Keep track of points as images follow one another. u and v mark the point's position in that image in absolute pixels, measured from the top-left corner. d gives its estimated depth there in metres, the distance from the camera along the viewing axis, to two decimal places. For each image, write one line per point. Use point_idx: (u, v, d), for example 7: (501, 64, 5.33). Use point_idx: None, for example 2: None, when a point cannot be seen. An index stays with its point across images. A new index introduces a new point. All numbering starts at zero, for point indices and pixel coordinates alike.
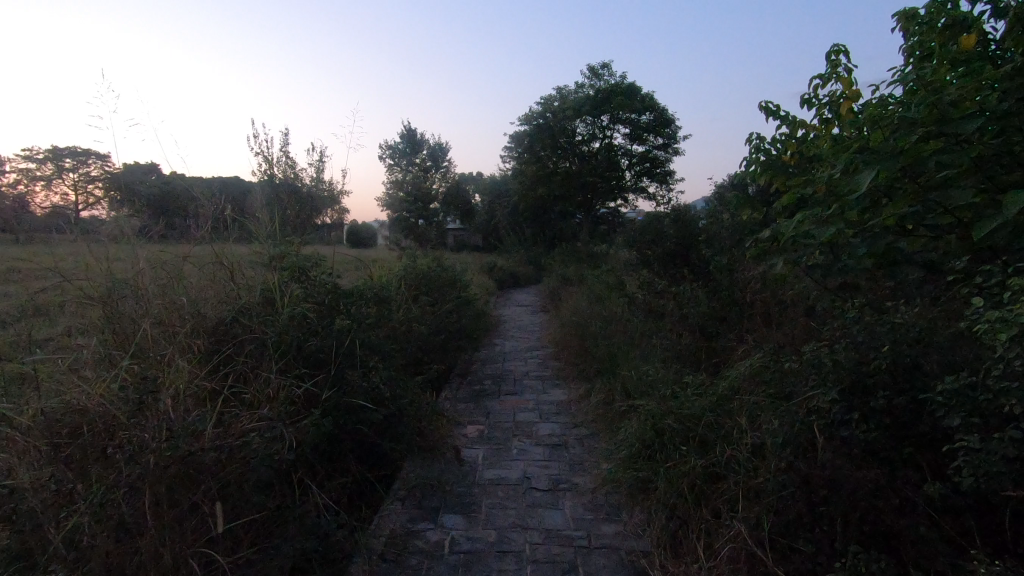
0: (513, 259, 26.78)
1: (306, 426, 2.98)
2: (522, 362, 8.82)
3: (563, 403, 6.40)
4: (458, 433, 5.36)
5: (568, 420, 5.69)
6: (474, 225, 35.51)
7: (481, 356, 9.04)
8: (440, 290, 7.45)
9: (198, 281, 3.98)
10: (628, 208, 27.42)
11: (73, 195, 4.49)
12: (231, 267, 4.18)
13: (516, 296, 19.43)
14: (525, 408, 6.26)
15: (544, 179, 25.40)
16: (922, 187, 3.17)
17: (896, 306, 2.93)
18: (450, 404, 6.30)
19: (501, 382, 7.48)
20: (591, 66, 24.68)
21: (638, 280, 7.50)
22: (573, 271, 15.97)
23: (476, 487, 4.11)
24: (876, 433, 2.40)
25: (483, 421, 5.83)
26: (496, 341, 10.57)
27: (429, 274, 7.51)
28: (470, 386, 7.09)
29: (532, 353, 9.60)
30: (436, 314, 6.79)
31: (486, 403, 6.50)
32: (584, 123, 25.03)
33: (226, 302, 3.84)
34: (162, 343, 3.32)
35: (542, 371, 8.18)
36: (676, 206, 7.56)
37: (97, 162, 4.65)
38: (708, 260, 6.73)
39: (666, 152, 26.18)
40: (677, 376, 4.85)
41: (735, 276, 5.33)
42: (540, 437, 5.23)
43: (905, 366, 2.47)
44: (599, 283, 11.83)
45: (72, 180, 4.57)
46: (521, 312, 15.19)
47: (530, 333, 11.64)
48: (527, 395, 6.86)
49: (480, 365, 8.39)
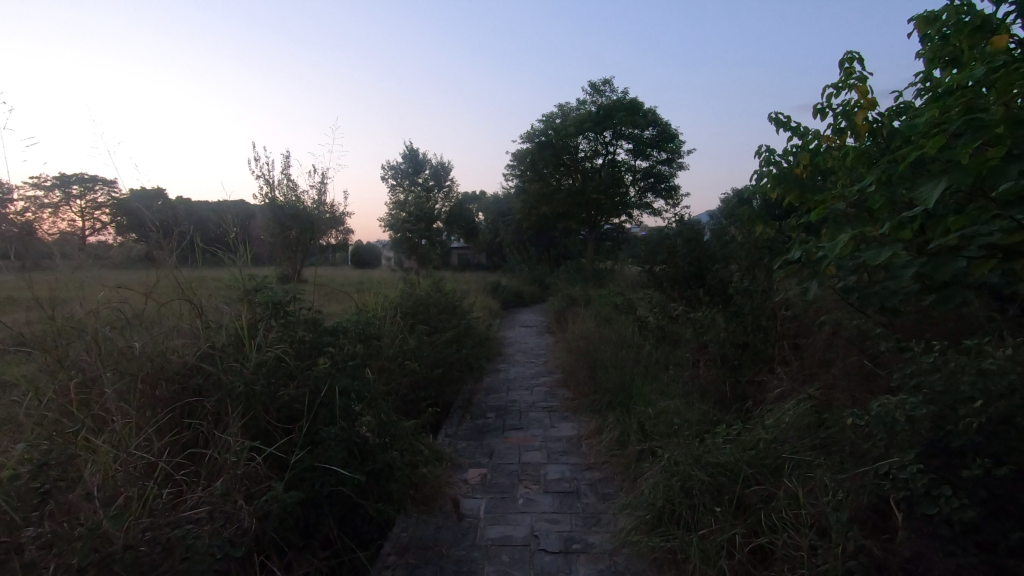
0: (517, 278, 26.30)
1: (274, 497, 2.53)
2: (527, 392, 8.30)
3: (573, 440, 5.88)
4: (459, 479, 4.85)
5: (579, 461, 5.17)
6: (477, 244, 35.14)
7: (485, 386, 8.53)
8: (438, 319, 6.99)
9: (161, 322, 3.56)
10: (633, 225, 27.02)
11: (80, 220, 4.20)
12: (200, 304, 3.76)
13: (521, 317, 18.88)
14: (532, 447, 5.74)
15: (548, 197, 25.07)
16: (989, 200, 2.72)
17: (970, 344, 2.46)
18: (450, 443, 5.79)
19: (505, 415, 6.96)
20: (593, 83, 24.58)
21: (649, 303, 7.04)
22: (579, 291, 15.48)
23: (477, 550, 3.60)
24: (972, 513, 1.92)
25: (486, 462, 5.31)
26: (501, 368, 10.06)
27: (427, 301, 7.06)
28: (472, 422, 6.58)
29: (538, 380, 9.07)
30: (434, 345, 6.34)
31: (489, 441, 5.98)
32: (587, 139, 24.84)
33: (190, 345, 3.41)
34: (110, 397, 2.89)
35: (550, 402, 7.65)
36: (687, 224, 7.13)
37: (104, 187, 4.32)
38: (725, 282, 6.26)
39: (671, 167, 25.88)
40: (701, 415, 4.35)
41: (759, 301, 4.85)
42: (549, 483, 4.70)
43: (1001, 425, 2.00)
44: (608, 304, 11.33)
45: (77, 207, 4.21)
46: (527, 334, 14.68)
47: (536, 358, 11.10)
48: (533, 430, 6.34)
49: (483, 397, 7.86)
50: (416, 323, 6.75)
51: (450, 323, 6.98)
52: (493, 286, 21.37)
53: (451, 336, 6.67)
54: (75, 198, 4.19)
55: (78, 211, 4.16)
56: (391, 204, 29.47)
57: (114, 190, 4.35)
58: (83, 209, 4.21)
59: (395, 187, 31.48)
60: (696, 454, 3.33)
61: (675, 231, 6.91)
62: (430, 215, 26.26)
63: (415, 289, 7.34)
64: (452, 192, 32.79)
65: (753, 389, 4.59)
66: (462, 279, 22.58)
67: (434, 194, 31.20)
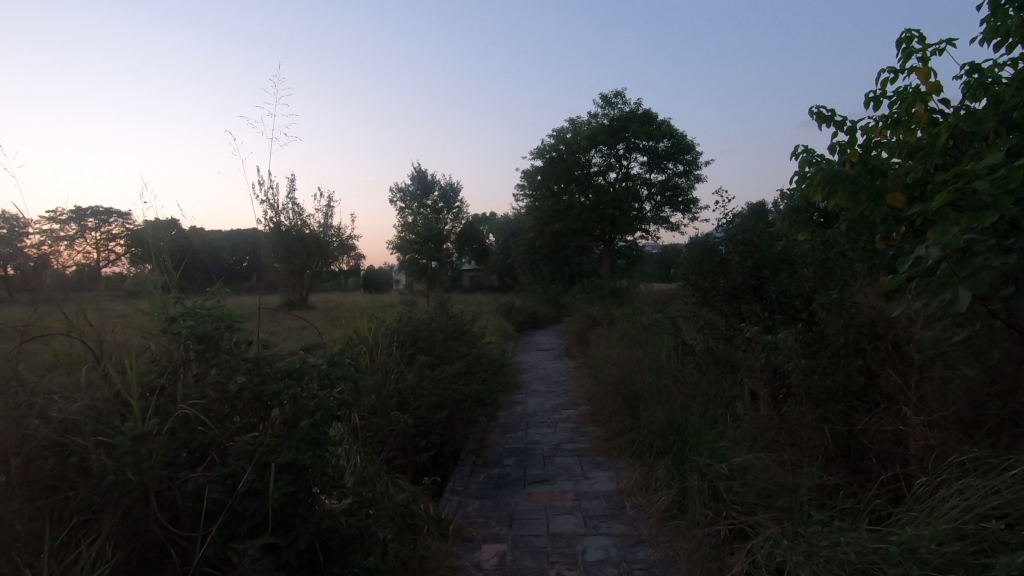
0: (531, 298, 25.20)
1: None
2: (551, 428, 7.11)
3: (613, 497, 4.68)
4: (468, 561, 3.68)
5: (625, 532, 3.97)
6: (488, 265, 34.17)
7: (500, 423, 7.33)
8: (443, 349, 5.86)
9: (33, 372, 2.54)
10: (651, 240, 25.89)
11: (95, 251, 3.57)
12: (98, 345, 2.72)
13: (538, 339, 17.76)
14: (562, 506, 4.58)
15: (561, 214, 24.10)
16: None
17: None
18: (458, 504, 4.63)
19: (526, 462, 5.78)
20: (604, 95, 23.76)
21: (697, 322, 5.87)
22: (600, 310, 14.28)
23: None
24: None
25: (504, 531, 4.15)
26: (519, 399, 8.88)
27: (432, 327, 5.94)
28: (486, 474, 5.39)
29: (561, 414, 7.85)
30: (439, 380, 5.20)
31: (508, 499, 4.81)
32: (600, 153, 23.85)
33: (63, 405, 2.38)
34: None
35: (578, 442, 6.43)
36: (736, 220, 5.97)
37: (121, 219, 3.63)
38: (792, 295, 5.08)
39: (688, 180, 24.75)
40: (799, 484, 3.27)
41: (856, 316, 3.68)
42: (589, 567, 3.51)
43: None
44: (637, 325, 10.12)
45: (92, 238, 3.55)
46: (545, 359, 13.48)
47: (557, 387, 9.88)
48: (562, 482, 5.15)
49: (499, 439, 6.63)
50: (417, 353, 5.63)
51: (458, 351, 5.87)
52: (506, 308, 20.39)
53: (460, 369, 5.55)
54: (92, 230, 3.55)
55: (93, 243, 3.52)
56: (401, 227, 28.71)
57: (130, 221, 3.64)
58: (97, 240, 3.56)
59: (405, 208, 30.70)
60: (852, 564, 2.50)
61: (707, 244, 5.86)
62: (439, 237, 25.49)
63: (417, 312, 6.22)
64: (462, 212, 31.94)
65: (867, 439, 3.38)
66: (473, 302, 21.59)
67: (445, 216, 30.51)
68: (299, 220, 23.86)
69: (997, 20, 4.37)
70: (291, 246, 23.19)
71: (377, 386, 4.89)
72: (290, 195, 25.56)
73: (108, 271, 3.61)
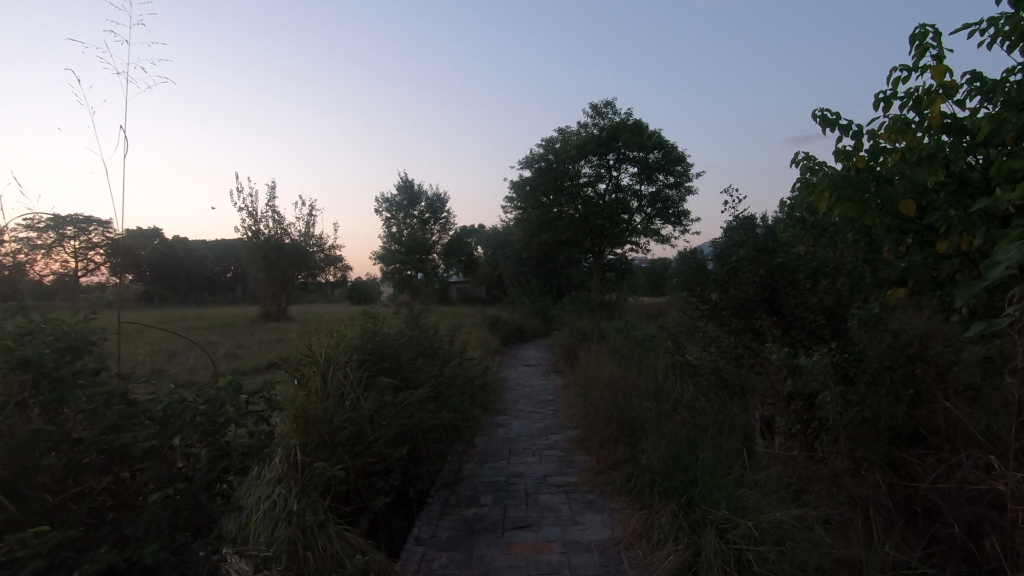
0: (518, 311, 24.41)
1: None
2: (537, 457, 6.34)
3: (608, 549, 3.92)
4: None
5: None
6: (476, 277, 33.45)
7: (479, 450, 6.53)
8: (411, 369, 5.08)
9: None
10: (641, 253, 25.29)
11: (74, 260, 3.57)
12: None
13: (524, 353, 17.02)
14: (547, 561, 3.80)
15: (550, 225, 23.51)
16: None
17: None
18: (421, 560, 3.84)
19: (506, 500, 4.99)
20: (594, 105, 23.30)
21: (701, 340, 5.17)
22: (589, 324, 13.54)
23: None
24: None
25: None
26: (502, 422, 8.10)
27: (399, 344, 5.16)
28: (460, 516, 4.59)
29: (548, 441, 7.04)
30: (403, 407, 4.43)
31: (482, 550, 4.01)
32: (589, 164, 23.32)
33: None
34: None
35: (566, 475, 5.65)
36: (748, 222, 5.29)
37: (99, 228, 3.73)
38: (814, 310, 4.38)
39: (679, 191, 24.22)
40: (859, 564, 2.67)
41: None
42: None
43: None
44: (631, 341, 9.40)
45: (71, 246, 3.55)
46: (531, 375, 12.73)
47: (544, 407, 9.11)
48: (547, 527, 4.37)
49: (477, 471, 5.83)
50: (380, 374, 4.85)
51: (429, 372, 5.10)
52: (491, 320, 19.65)
53: (429, 392, 4.78)
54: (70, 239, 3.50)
55: (72, 252, 3.44)
56: (385, 237, 27.97)
57: (110, 229, 3.81)
58: (77, 249, 3.54)
59: (390, 218, 29.92)
60: None
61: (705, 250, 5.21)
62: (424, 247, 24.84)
63: (383, 325, 5.44)
64: (449, 223, 31.20)
65: (941, 497, 2.65)
66: (458, 314, 20.83)
67: (430, 227, 29.78)
68: (279, 229, 23.04)
69: (1001, 23, 3.81)
70: (270, 256, 22.37)
71: (328, 414, 4.11)
72: (270, 203, 24.75)
73: (88, 280, 3.66)
